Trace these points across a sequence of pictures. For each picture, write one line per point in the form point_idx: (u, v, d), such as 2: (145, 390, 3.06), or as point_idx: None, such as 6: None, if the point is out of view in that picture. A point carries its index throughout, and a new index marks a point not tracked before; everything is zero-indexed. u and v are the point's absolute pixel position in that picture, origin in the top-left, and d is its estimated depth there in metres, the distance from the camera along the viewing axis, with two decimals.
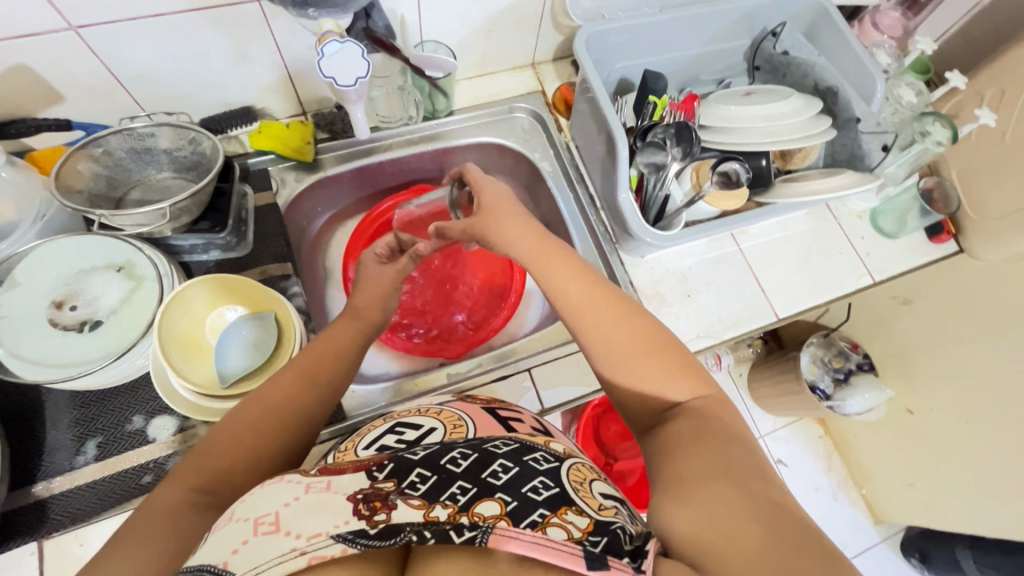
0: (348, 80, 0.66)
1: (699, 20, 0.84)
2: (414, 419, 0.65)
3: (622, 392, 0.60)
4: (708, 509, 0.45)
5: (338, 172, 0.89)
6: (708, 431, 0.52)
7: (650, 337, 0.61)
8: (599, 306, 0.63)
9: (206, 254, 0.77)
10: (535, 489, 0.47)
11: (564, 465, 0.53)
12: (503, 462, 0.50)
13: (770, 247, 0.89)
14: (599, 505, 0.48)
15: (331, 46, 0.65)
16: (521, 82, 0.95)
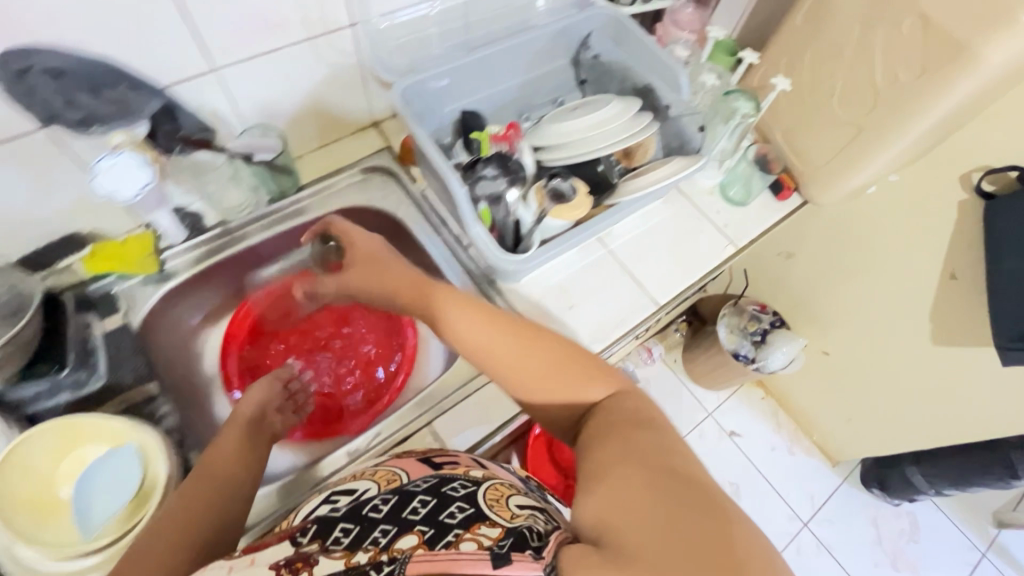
0: (132, 191, 0.65)
1: (512, 51, 0.89)
2: (348, 486, 0.62)
3: (539, 406, 0.60)
4: (618, 489, 0.44)
5: (192, 274, 0.85)
6: (623, 426, 0.52)
7: (559, 353, 0.60)
8: (496, 337, 0.61)
9: (53, 399, 0.71)
10: (451, 513, 0.46)
11: (481, 487, 0.53)
12: (422, 498, 0.50)
13: (636, 242, 0.93)
14: (513, 513, 0.48)
15: (104, 162, 0.64)
16: (366, 143, 0.96)
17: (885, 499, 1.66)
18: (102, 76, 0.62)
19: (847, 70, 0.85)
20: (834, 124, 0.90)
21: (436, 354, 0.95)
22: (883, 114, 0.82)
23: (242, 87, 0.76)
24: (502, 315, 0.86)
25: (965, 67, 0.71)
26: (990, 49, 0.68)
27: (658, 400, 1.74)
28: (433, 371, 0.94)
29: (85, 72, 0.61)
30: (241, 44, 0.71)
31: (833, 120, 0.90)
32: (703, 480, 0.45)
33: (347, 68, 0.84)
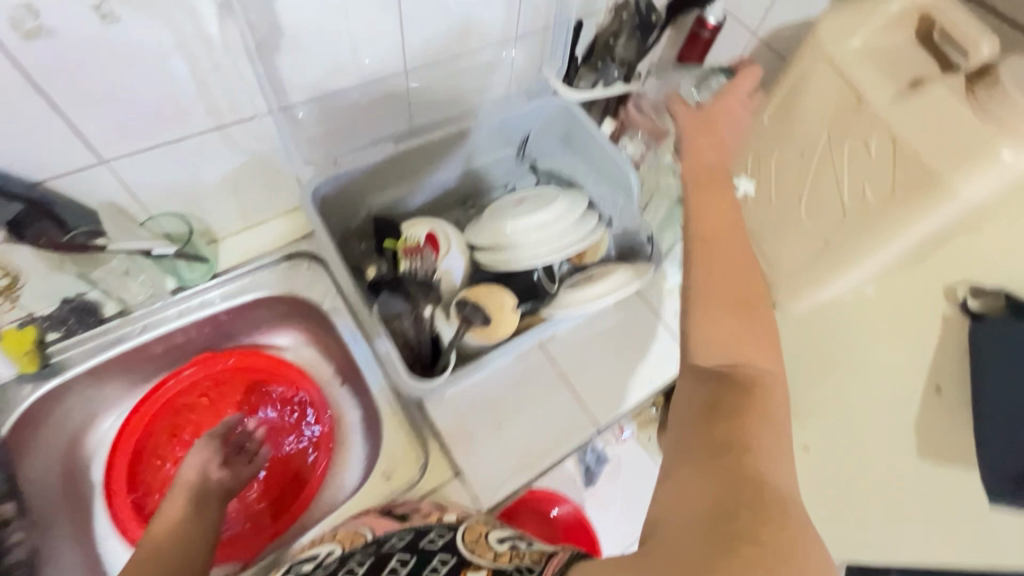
0: None
1: (453, 141, 0.83)
2: (313, 551, 0.65)
3: (695, 339, 0.54)
4: (693, 494, 0.43)
5: (79, 371, 0.76)
6: (749, 408, 0.47)
7: (760, 321, 0.54)
8: (735, 273, 0.56)
9: None
10: (434, 568, 0.53)
11: (457, 534, 0.58)
12: (401, 556, 0.56)
13: (582, 349, 0.84)
14: (496, 553, 0.52)
15: None
16: (297, 226, 0.89)
17: None
18: None
19: (816, 179, 0.78)
20: (802, 234, 0.82)
21: (356, 462, 0.85)
22: (853, 231, 0.73)
23: (142, 177, 0.70)
24: (420, 433, 0.76)
25: (938, 199, 0.62)
26: (968, 184, 0.60)
27: None
28: (350, 482, 0.84)
29: None
30: (134, 136, 0.65)
31: (802, 230, 0.82)
32: (769, 469, 0.43)
33: (269, 153, 0.78)
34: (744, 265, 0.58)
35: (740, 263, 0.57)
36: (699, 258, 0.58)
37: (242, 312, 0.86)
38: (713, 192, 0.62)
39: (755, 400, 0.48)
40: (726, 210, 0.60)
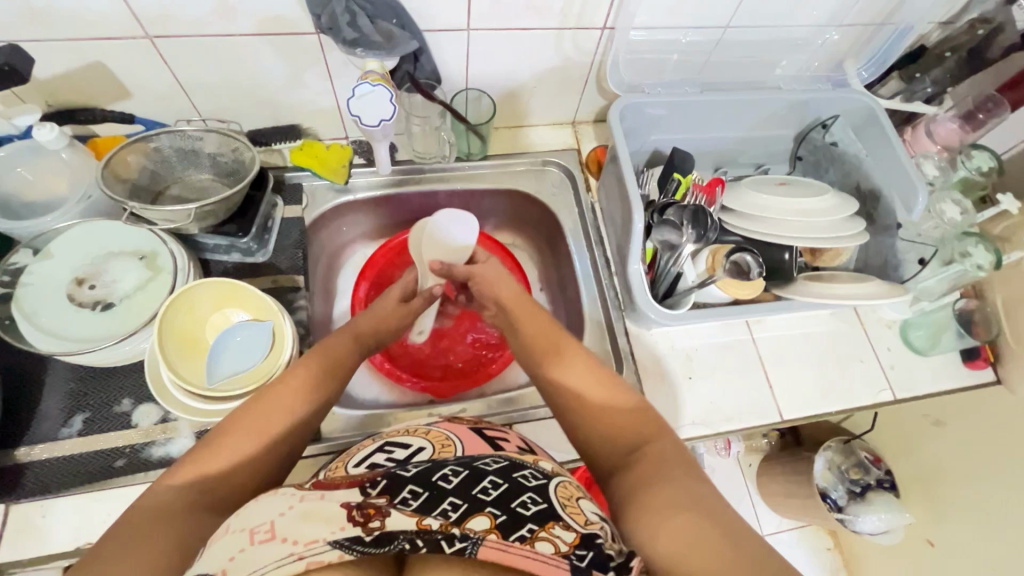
0: (372, 121, 0.67)
1: (742, 107, 0.84)
2: (403, 440, 0.65)
3: (600, 418, 0.60)
4: (667, 524, 0.48)
5: (368, 196, 0.91)
6: (664, 473, 0.53)
7: (615, 402, 0.61)
8: (598, 389, 0.62)
9: (227, 255, 0.81)
10: (524, 504, 0.48)
11: (550, 483, 0.53)
12: (492, 479, 0.50)
13: (785, 344, 0.85)
14: (587, 520, 0.48)
15: (363, 87, 0.67)
16: (560, 138, 0.97)
17: None
18: (385, 9, 0.67)
19: None
20: None
21: None
22: None
23: (481, 53, 0.80)
24: (617, 352, 0.83)
25: None
26: None
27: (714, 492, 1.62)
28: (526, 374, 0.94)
29: (374, 2, 0.66)
30: (497, 18, 0.74)
31: None
32: (655, 524, 0.49)
33: (575, 65, 0.85)
34: (600, 384, 0.63)
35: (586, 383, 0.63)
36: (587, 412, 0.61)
37: (491, 197, 0.97)
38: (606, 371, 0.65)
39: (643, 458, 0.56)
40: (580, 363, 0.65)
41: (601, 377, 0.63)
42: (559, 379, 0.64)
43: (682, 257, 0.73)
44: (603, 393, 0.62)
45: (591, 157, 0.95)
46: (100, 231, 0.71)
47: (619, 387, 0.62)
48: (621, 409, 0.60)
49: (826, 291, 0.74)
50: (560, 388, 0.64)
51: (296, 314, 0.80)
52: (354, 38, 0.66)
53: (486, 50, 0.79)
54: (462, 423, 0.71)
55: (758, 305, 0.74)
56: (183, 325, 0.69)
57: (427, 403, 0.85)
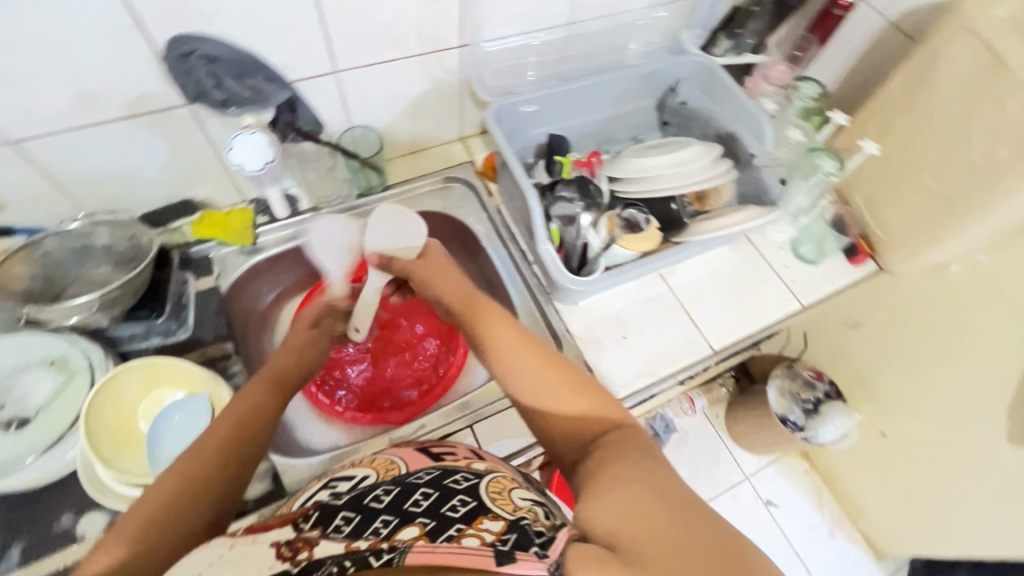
0: (256, 166, 0.74)
1: (602, 88, 0.93)
2: (347, 473, 0.65)
3: (551, 408, 0.60)
4: (619, 501, 0.46)
5: (279, 251, 0.92)
6: (616, 456, 0.53)
7: (570, 387, 0.61)
8: (545, 375, 0.62)
9: (146, 341, 0.79)
10: (453, 507, 0.51)
11: (482, 480, 0.59)
12: (423, 491, 0.55)
13: (699, 284, 0.93)
14: (513, 508, 0.53)
15: (240, 137, 0.73)
16: (453, 155, 1.03)
17: None
18: (249, 66, 0.71)
19: (945, 145, 0.83)
20: (924, 198, 0.88)
21: None
22: (979, 192, 0.79)
23: (355, 91, 0.84)
24: (554, 332, 0.87)
25: None
26: None
27: (694, 452, 1.69)
28: (479, 378, 0.97)
29: (236, 61, 0.70)
30: (361, 56, 0.79)
31: (923, 190, 0.88)
32: (600, 505, 0.47)
33: (447, 84, 0.91)
34: (551, 369, 0.62)
35: (541, 367, 0.63)
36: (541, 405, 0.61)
37: None
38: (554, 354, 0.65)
39: (600, 447, 0.56)
40: (528, 347, 0.65)
41: (550, 360, 0.63)
42: (515, 373, 0.63)
43: (583, 228, 0.81)
44: (561, 385, 0.61)
45: (486, 164, 1.01)
46: (1, 347, 0.69)
47: (581, 380, 0.62)
48: (581, 403, 0.60)
49: (715, 225, 0.83)
50: (516, 384, 0.63)
51: (232, 380, 0.78)
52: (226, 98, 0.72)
53: (359, 87, 0.84)
54: (410, 445, 0.72)
55: (657, 255, 0.83)
56: (113, 418, 0.68)
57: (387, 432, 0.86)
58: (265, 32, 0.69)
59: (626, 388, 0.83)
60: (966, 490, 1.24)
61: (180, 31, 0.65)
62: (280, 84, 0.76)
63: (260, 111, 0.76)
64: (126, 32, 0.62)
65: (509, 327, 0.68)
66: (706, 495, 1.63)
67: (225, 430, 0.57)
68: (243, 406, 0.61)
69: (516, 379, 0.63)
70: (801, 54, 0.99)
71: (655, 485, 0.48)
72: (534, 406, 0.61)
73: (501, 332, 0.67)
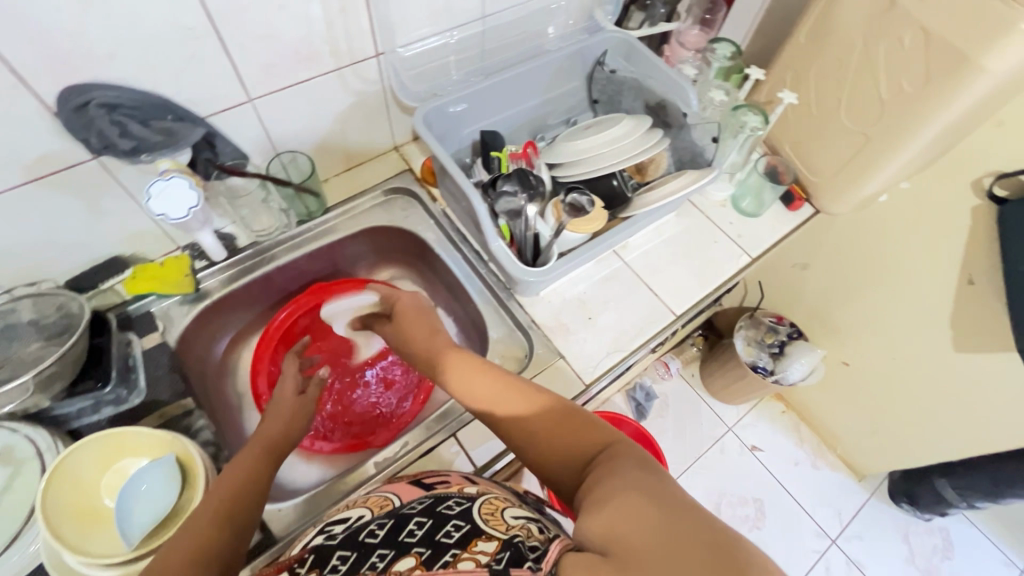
0: (178, 212, 0.69)
1: (527, 77, 0.93)
2: (342, 515, 0.67)
3: (530, 443, 0.59)
4: (616, 509, 0.44)
5: (226, 293, 0.89)
6: (612, 470, 0.50)
7: (547, 415, 0.59)
8: (518, 407, 0.61)
9: (97, 413, 0.74)
10: (448, 533, 0.55)
11: (475, 503, 0.62)
12: (416, 521, 0.59)
13: (652, 254, 0.95)
14: (506, 526, 0.56)
15: (156, 186, 0.69)
16: (389, 166, 1.00)
17: (914, 514, 1.61)
18: (154, 107, 0.67)
19: (853, 86, 0.88)
20: (846, 137, 0.92)
21: None
22: (890, 127, 0.84)
23: (274, 117, 0.81)
24: (521, 327, 0.88)
25: (968, 77, 0.72)
26: (994, 61, 0.69)
27: (677, 415, 1.73)
28: None
29: (138, 103, 0.66)
30: (274, 79, 0.76)
31: (842, 131, 0.92)
32: (596, 515, 0.45)
33: (370, 96, 0.89)
34: (525, 399, 0.61)
35: (512, 405, 0.61)
36: (525, 441, 0.59)
37: (351, 243, 0.98)
38: (521, 387, 0.63)
39: (595, 466, 0.53)
40: (498, 386, 0.63)
41: (523, 395, 0.62)
42: (496, 411, 0.62)
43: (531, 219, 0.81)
44: (539, 414, 0.59)
45: (424, 169, 0.99)
46: None
47: (551, 404, 0.60)
48: (565, 422, 0.58)
49: (658, 195, 0.86)
50: (500, 420, 0.62)
51: (199, 435, 0.75)
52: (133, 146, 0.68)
53: (279, 111, 0.81)
54: (403, 482, 0.74)
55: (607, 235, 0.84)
56: (75, 501, 0.63)
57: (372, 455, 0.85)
58: (165, 71, 0.65)
59: (600, 368, 0.84)
60: (925, 400, 1.33)
61: (71, 83, 0.60)
62: (192, 122, 0.72)
63: (176, 153, 0.72)
64: (10, 93, 0.57)
65: (475, 367, 0.67)
66: (694, 453, 1.68)
67: (220, 503, 0.55)
68: (235, 476, 0.59)
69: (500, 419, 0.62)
70: (711, 18, 1.06)
71: (651, 491, 0.45)
72: (518, 444, 0.60)
73: (462, 376, 0.67)
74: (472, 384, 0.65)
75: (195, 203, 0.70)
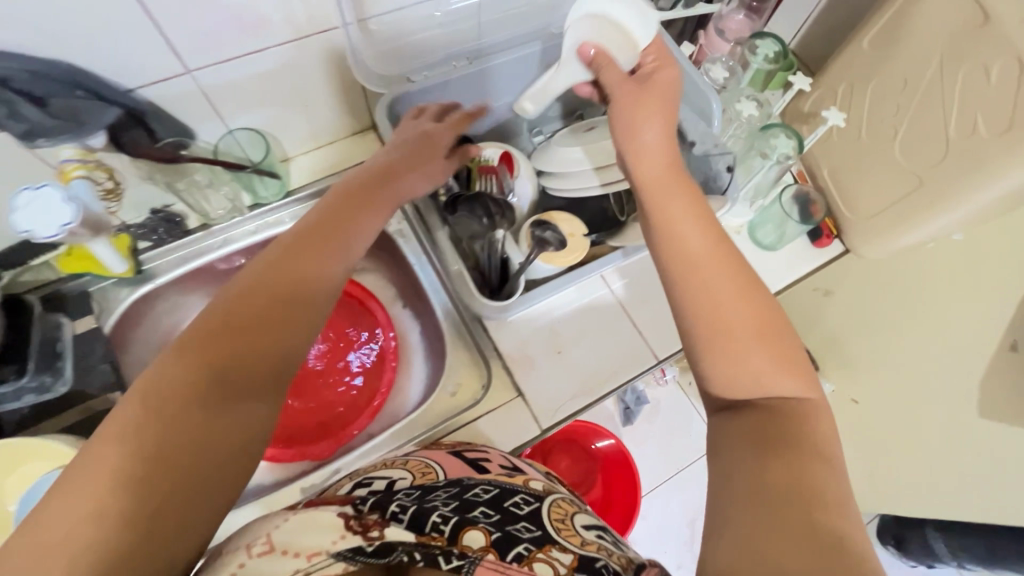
0: (49, 229, 0.58)
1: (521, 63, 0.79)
2: (382, 471, 0.63)
3: (755, 350, 0.48)
4: (743, 525, 0.39)
5: (169, 277, 0.80)
6: (774, 443, 0.43)
7: (758, 313, 0.49)
8: (730, 286, 0.50)
9: (19, 401, 0.70)
10: (519, 528, 0.50)
11: (544, 504, 0.57)
12: (484, 509, 0.53)
13: (645, 284, 0.84)
14: (582, 541, 0.51)
15: (22, 199, 0.58)
16: (364, 147, 0.89)
17: (900, 557, 1.53)
18: (57, 83, 0.57)
19: (918, 113, 0.72)
20: (896, 174, 0.77)
21: (419, 375, 0.89)
22: (951, 176, 0.69)
23: (224, 88, 0.71)
24: (481, 354, 0.79)
25: None
26: None
27: (667, 423, 1.57)
28: (412, 397, 0.88)
29: (35, 77, 0.56)
30: (217, 49, 0.65)
31: (893, 166, 0.77)
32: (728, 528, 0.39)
33: (340, 70, 0.77)
34: (748, 290, 0.50)
35: (752, 287, 0.51)
36: (705, 347, 0.49)
37: None
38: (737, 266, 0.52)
39: (766, 432, 0.44)
40: (698, 253, 0.52)
41: (743, 279, 0.51)
42: (711, 287, 0.50)
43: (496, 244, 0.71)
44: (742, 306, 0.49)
45: None
46: None
47: (762, 297, 0.51)
48: (733, 314, 0.49)
49: None
50: (723, 304, 0.50)
51: None
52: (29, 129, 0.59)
53: (229, 84, 0.71)
54: (442, 448, 0.70)
55: (587, 268, 0.74)
56: None
57: (308, 470, 0.80)
58: (77, 37, 0.56)
59: (562, 411, 0.76)
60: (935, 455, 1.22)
61: None
62: (104, 100, 0.62)
63: (85, 138, 0.63)
64: None
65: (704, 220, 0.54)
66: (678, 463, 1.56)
67: (221, 358, 0.45)
68: (240, 321, 0.47)
69: (697, 310, 0.50)
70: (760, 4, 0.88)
71: (806, 497, 0.39)
72: (703, 352, 0.49)
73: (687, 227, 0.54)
74: (702, 247, 0.52)
75: (70, 219, 0.59)
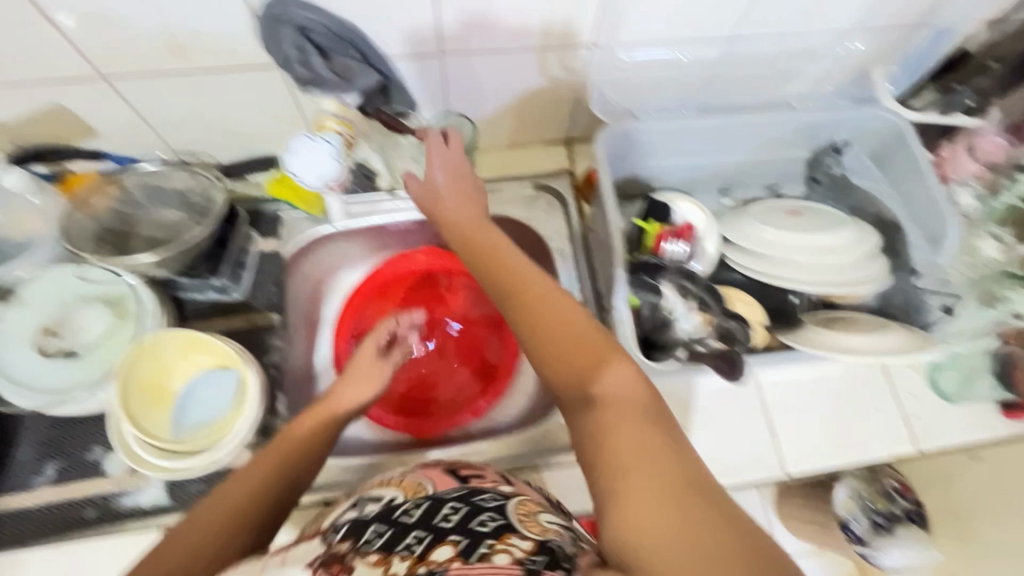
0: (313, 178, 0.67)
1: (742, 128, 0.77)
2: (374, 489, 0.55)
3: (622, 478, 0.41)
4: None
5: (349, 224, 0.85)
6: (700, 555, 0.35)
7: (630, 436, 0.44)
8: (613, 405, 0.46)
9: (202, 294, 0.79)
10: (482, 521, 0.43)
11: (510, 501, 0.49)
12: (452, 505, 0.47)
13: (793, 391, 0.78)
14: (542, 528, 0.44)
15: (301, 144, 0.66)
16: (553, 159, 0.90)
17: None
18: (341, 42, 0.63)
19: None
20: None
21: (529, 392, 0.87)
22: None
23: (460, 77, 0.74)
24: None
25: None
26: None
27: None
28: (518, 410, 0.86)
29: (328, 32, 0.62)
30: (472, 38, 0.68)
31: None
32: None
33: (565, 86, 0.78)
34: (635, 405, 0.46)
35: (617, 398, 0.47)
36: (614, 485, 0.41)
37: None
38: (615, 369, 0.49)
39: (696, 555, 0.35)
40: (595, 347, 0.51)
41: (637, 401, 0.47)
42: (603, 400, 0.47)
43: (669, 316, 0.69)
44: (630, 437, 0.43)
45: (584, 180, 0.87)
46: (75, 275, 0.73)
47: (629, 396, 0.47)
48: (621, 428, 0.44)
49: (835, 341, 0.68)
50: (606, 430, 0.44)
51: (271, 354, 0.78)
52: (308, 76, 0.64)
53: (465, 74, 0.73)
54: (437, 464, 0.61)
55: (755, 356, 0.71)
56: (152, 376, 0.69)
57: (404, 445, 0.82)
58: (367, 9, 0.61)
59: None
60: None
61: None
62: (367, 64, 0.66)
63: (343, 94, 0.68)
64: None
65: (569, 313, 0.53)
66: None
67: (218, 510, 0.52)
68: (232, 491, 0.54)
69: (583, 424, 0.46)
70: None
71: None
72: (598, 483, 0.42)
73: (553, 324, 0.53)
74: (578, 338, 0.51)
75: (333, 172, 0.67)
